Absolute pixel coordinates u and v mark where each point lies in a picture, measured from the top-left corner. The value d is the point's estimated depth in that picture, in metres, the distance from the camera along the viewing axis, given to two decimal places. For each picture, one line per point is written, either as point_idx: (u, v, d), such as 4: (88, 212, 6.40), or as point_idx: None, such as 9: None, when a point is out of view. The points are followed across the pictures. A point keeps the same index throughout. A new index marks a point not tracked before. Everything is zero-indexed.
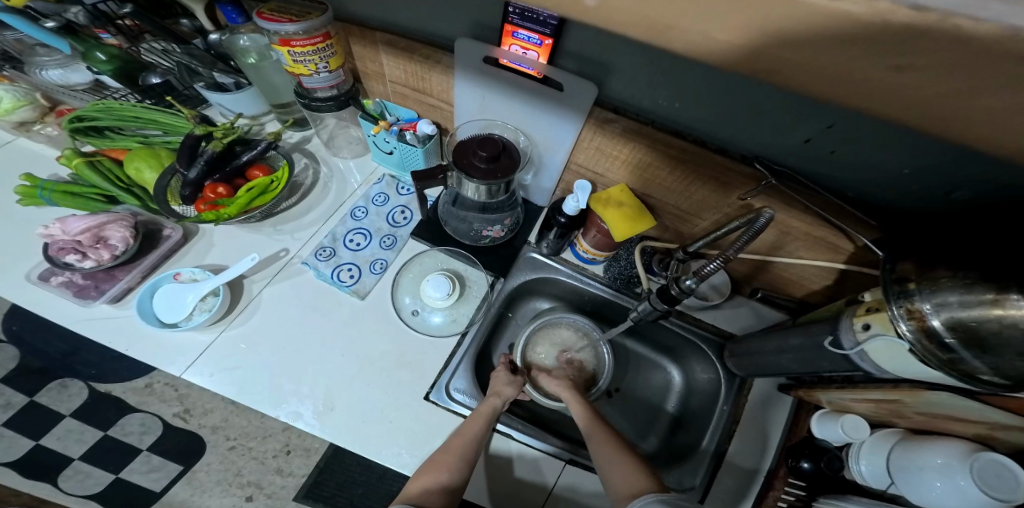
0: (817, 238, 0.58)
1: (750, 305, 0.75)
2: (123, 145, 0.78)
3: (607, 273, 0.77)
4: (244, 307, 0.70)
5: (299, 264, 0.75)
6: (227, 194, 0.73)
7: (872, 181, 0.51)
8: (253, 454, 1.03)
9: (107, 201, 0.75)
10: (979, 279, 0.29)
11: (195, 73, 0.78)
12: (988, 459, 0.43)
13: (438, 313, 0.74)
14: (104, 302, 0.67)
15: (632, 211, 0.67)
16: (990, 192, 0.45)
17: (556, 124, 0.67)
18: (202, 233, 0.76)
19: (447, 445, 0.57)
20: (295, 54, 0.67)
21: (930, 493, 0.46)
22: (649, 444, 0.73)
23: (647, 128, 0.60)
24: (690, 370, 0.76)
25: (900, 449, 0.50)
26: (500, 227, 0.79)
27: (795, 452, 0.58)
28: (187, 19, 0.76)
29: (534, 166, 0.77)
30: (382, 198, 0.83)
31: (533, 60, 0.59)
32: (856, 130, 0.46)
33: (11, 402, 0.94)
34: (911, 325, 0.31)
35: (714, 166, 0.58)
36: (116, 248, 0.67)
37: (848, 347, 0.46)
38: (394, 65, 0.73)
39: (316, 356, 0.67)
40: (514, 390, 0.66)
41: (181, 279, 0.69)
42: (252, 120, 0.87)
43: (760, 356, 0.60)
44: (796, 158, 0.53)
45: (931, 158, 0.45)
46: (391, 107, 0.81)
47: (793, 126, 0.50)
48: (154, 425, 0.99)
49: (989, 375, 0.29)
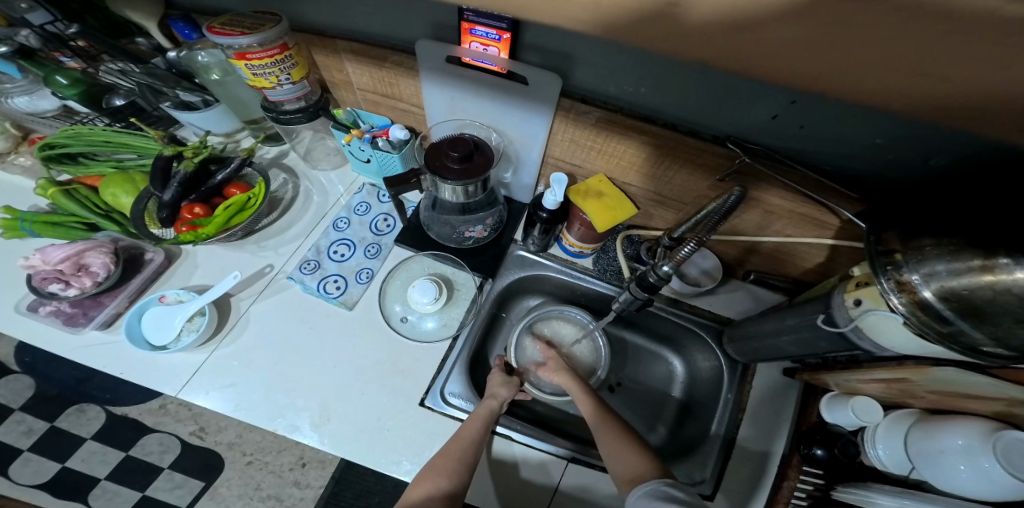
0: (802, 214, 0.59)
1: (745, 288, 0.78)
2: (99, 170, 0.80)
3: (596, 265, 0.82)
4: (234, 324, 0.73)
5: (284, 279, 0.77)
6: (204, 213, 0.75)
7: (848, 152, 0.54)
8: (269, 468, 1.08)
9: (88, 228, 0.77)
10: (966, 244, 0.29)
11: (160, 93, 0.77)
12: (1009, 438, 0.40)
13: (430, 318, 0.77)
14: (94, 329, 0.69)
15: (611, 201, 0.72)
16: (962, 154, 0.47)
17: (529, 120, 0.70)
18: (184, 254, 0.78)
19: (447, 449, 0.60)
20: (253, 67, 0.68)
21: (956, 480, 0.43)
22: (657, 435, 0.76)
23: (616, 115, 0.62)
24: (693, 360, 0.79)
25: (917, 431, 0.48)
26: (482, 228, 0.83)
27: (808, 439, 0.57)
28: (143, 37, 0.76)
29: (511, 162, 0.80)
30: (365, 207, 0.86)
31: (495, 55, 0.61)
32: (823, 104, 0.49)
33: (32, 428, 1.05)
34: (903, 298, 0.32)
35: (687, 150, 0.61)
36: (98, 275, 0.70)
37: (844, 324, 0.47)
38: (360, 72, 0.75)
39: (313, 372, 0.69)
40: (509, 391, 0.70)
41: (166, 301, 0.71)
42: (227, 137, 0.88)
43: (759, 339, 0.63)
44: (769, 135, 0.56)
45: (898, 127, 0.47)
46: (364, 115, 0.84)
47: (760, 104, 0.52)
48: (173, 443, 1.07)
49: (991, 346, 0.30)
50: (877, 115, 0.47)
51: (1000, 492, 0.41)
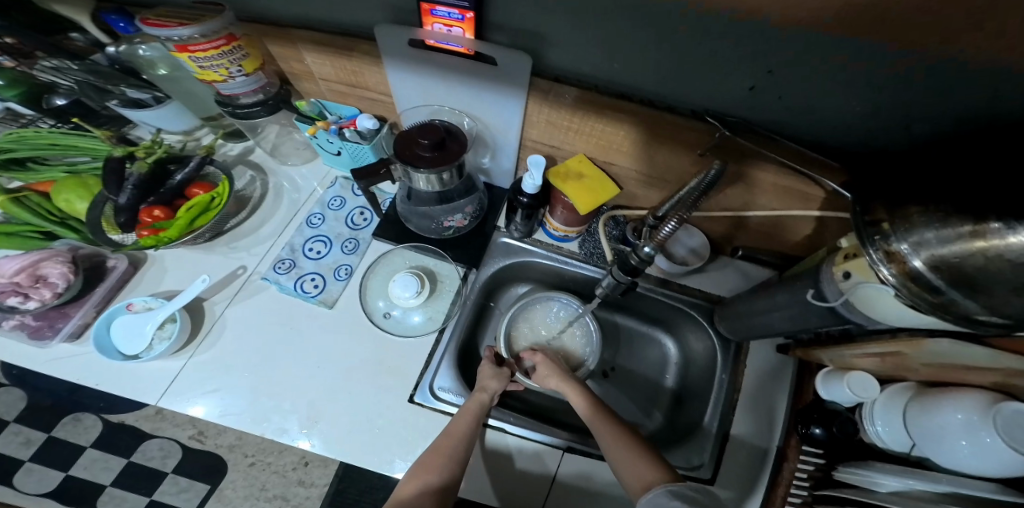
0: (786, 186, 0.49)
1: (734, 265, 0.66)
2: (49, 176, 0.65)
3: (582, 249, 0.67)
4: (210, 330, 0.59)
5: (259, 280, 0.63)
6: (166, 215, 0.61)
7: (831, 121, 0.42)
8: (273, 468, 0.95)
9: (46, 238, 0.63)
10: (954, 211, 0.25)
11: (104, 92, 0.64)
12: (1012, 411, 0.33)
13: (417, 312, 0.63)
14: (63, 342, 0.56)
15: (592, 182, 0.58)
16: (953, 124, 0.37)
17: (499, 102, 0.55)
18: (152, 259, 0.64)
19: (437, 444, 0.49)
20: (199, 61, 0.53)
21: (955, 458, 0.36)
22: (654, 421, 0.64)
23: (592, 95, 0.49)
24: (685, 341, 0.67)
25: (914, 406, 0.40)
26: (463, 216, 0.68)
27: (804, 417, 0.47)
28: (78, 32, 0.61)
29: (487, 148, 0.65)
30: (339, 202, 0.70)
31: (460, 37, 0.47)
32: (807, 68, 0.37)
33: (30, 439, 0.92)
34: (893, 269, 0.27)
35: (664, 125, 0.49)
36: (58, 285, 0.56)
37: (834, 299, 0.39)
38: (322, 61, 0.59)
39: (280, 371, 0.57)
40: (502, 383, 0.57)
41: (135, 310, 0.58)
42: (184, 136, 0.73)
43: (749, 319, 0.52)
44: (747, 108, 0.44)
45: (886, 94, 0.37)
46: (331, 106, 0.66)
47: (729, 75, 0.41)
48: (173, 448, 0.94)
49: (987, 315, 0.25)
50: (865, 82, 0.36)
51: (1004, 470, 0.34)
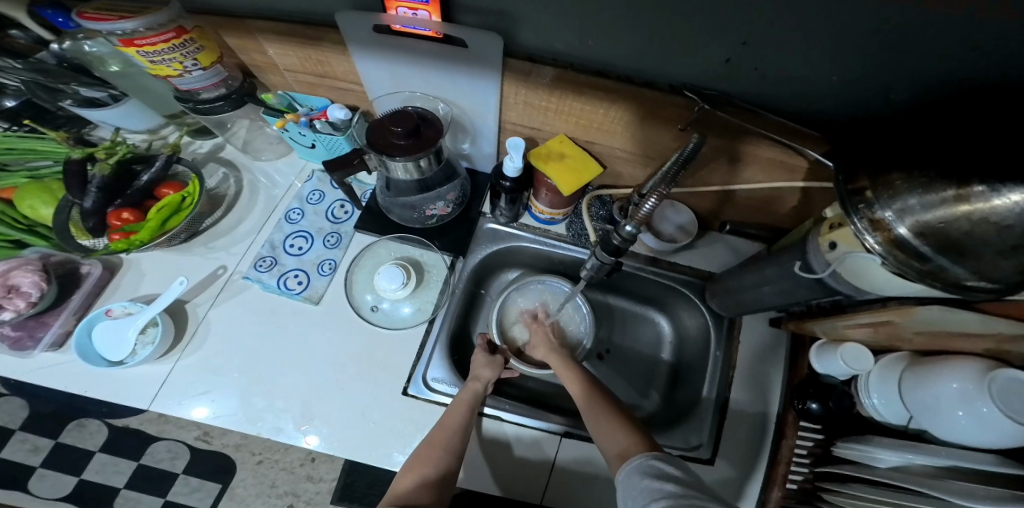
0: (772, 158, 0.42)
1: (723, 241, 0.58)
2: (10, 183, 0.57)
3: (570, 230, 0.59)
4: (195, 333, 0.53)
5: (242, 280, 0.56)
6: (137, 218, 0.53)
7: (818, 91, 0.36)
8: (280, 465, 0.88)
9: (13, 246, 0.57)
10: (939, 176, 0.24)
11: (55, 92, 0.55)
12: (1008, 377, 0.32)
13: (407, 304, 0.56)
14: (47, 352, 0.50)
15: (575, 163, 0.51)
16: (937, 85, 0.31)
17: (470, 84, 0.47)
18: (130, 262, 0.57)
19: (433, 435, 0.44)
20: (147, 56, 0.46)
21: (956, 431, 0.33)
22: (650, 402, 0.58)
23: (568, 74, 0.42)
24: (678, 318, 0.60)
25: (910, 377, 0.37)
26: (446, 204, 0.59)
27: (799, 392, 0.43)
28: (17, 28, 0.55)
29: (466, 133, 0.57)
30: (318, 196, 0.62)
31: (427, 19, 0.41)
32: (802, 32, 0.31)
33: (37, 446, 0.84)
34: (879, 238, 0.26)
35: (635, 98, 0.42)
36: (31, 294, 0.50)
37: (821, 270, 0.34)
38: (285, 52, 0.51)
39: (272, 373, 0.51)
40: (495, 371, 0.53)
41: (116, 316, 0.52)
42: (150, 135, 0.64)
43: (739, 296, 0.47)
44: (723, 80, 0.38)
45: (877, 56, 0.31)
46: (301, 98, 0.58)
47: (701, 43, 0.35)
48: (182, 450, 0.87)
49: (974, 280, 0.24)
50: (849, 47, 0.31)
51: (1004, 440, 0.32)
